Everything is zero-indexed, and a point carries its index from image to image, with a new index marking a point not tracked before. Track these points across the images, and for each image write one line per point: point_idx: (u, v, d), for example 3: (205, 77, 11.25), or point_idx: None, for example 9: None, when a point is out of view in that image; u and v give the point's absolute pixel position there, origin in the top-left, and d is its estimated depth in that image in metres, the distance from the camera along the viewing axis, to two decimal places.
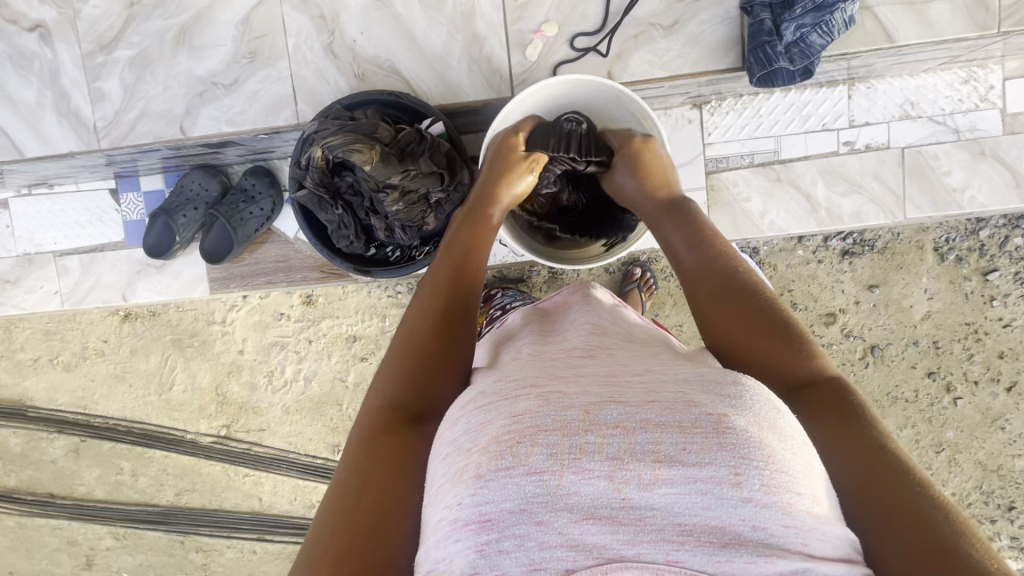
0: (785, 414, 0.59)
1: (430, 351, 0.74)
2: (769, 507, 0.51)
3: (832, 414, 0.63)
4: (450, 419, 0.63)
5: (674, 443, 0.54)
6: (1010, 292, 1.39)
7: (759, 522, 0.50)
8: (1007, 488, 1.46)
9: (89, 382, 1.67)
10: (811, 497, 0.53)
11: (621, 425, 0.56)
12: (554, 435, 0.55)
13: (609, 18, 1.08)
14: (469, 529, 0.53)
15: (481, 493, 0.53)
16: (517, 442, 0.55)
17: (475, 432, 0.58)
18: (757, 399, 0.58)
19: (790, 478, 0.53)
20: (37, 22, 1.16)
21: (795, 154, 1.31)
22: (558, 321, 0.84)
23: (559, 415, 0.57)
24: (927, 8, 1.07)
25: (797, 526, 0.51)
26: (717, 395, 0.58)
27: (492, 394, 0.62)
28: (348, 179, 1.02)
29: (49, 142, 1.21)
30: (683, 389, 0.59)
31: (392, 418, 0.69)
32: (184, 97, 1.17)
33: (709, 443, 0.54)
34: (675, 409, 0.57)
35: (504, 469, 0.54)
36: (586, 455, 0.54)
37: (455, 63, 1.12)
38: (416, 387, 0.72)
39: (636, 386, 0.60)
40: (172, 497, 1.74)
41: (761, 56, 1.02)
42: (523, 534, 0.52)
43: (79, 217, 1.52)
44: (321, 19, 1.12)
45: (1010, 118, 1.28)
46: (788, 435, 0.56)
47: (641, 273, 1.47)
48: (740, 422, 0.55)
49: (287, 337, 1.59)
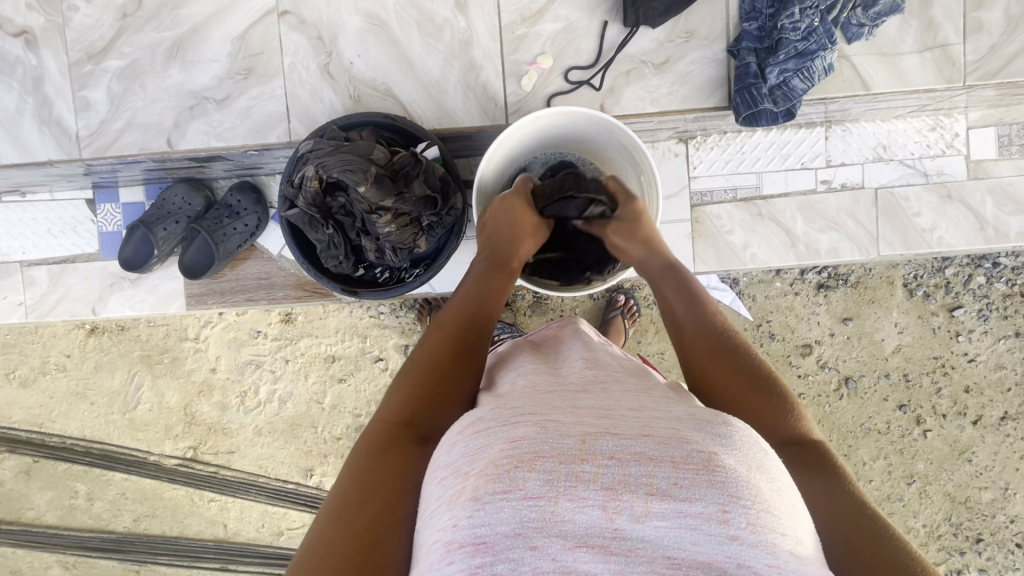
0: (772, 457, 0.59)
1: (445, 373, 0.74)
2: (755, 545, 0.50)
3: (808, 464, 0.65)
4: (446, 444, 0.62)
5: (665, 477, 0.54)
6: (974, 329, 1.45)
7: (745, 560, 0.50)
8: (974, 520, 1.50)
9: (47, 399, 1.59)
10: (793, 536, 0.53)
11: (615, 456, 0.56)
12: (551, 461, 0.55)
13: (603, 53, 1.11)
14: (464, 552, 0.51)
15: (477, 516, 0.52)
16: (515, 466, 0.55)
17: (473, 455, 0.58)
18: (745, 440, 0.58)
19: (775, 518, 0.53)
20: (23, 28, 1.14)
21: (775, 190, 1.36)
22: (553, 354, 0.84)
23: (556, 443, 0.57)
24: (900, 59, 1.12)
25: (782, 566, 0.50)
26: (710, 433, 0.58)
27: (491, 419, 0.61)
28: (340, 199, 1.00)
29: (29, 149, 1.17)
30: (675, 425, 0.59)
31: (400, 434, 0.68)
32: (173, 110, 1.15)
33: (699, 479, 0.53)
34: (668, 444, 0.56)
35: (500, 492, 0.53)
36: (580, 483, 0.54)
37: (451, 89, 1.14)
38: (421, 408, 0.71)
39: (630, 419, 0.60)
40: (130, 524, 1.64)
41: (747, 97, 1.07)
42: (516, 558, 0.51)
43: (51, 226, 1.47)
44: (319, 40, 1.12)
45: (974, 164, 1.35)
46: (775, 477, 0.57)
47: (625, 300, 1.49)
48: (729, 461, 0.55)
49: (263, 355, 1.55)
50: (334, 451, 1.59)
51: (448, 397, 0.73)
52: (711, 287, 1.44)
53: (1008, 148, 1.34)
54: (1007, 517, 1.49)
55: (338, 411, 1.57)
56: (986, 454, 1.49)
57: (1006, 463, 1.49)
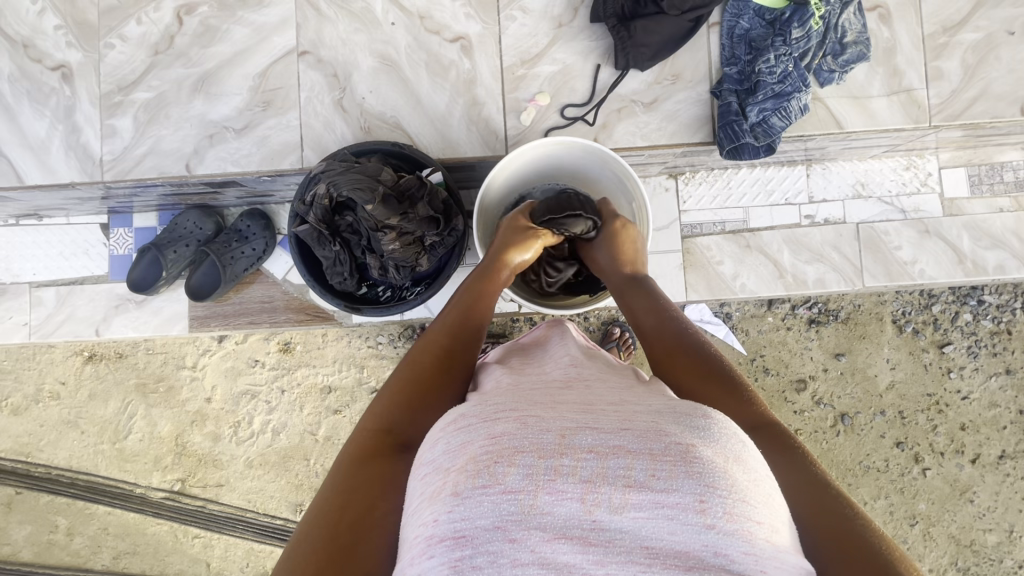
0: (749, 446, 0.61)
1: (428, 382, 0.77)
2: (731, 534, 0.52)
3: (774, 448, 0.66)
4: (428, 440, 0.63)
5: (643, 469, 0.55)
6: (965, 365, 1.48)
7: (721, 548, 0.51)
8: (981, 565, 1.48)
9: (37, 428, 1.58)
10: (770, 525, 0.55)
11: (594, 449, 0.57)
12: (530, 456, 0.56)
13: (596, 93, 1.21)
14: (444, 545, 0.53)
15: (457, 510, 0.54)
16: (495, 461, 0.56)
17: (453, 451, 0.59)
18: (724, 433, 0.60)
19: (751, 507, 0.54)
20: (61, 63, 1.23)
21: (762, 224, 1.43)
22: (538, 353, 0.88)
23: (536, 438, 0.58)
24: (870, 101, 1.21)
25: (756, 553, 0.52)
26: (688, 426, 0.60)
27: (473, 415, 0.62)
28: (348, 218, 1.05)
29: (53, 172, 1.24)
30: (653, 418, 0.61)
31: (383, 441, 0.70)
32: (194, 138, 1.23)
33: (677, 470, 0.55)
34: (647, 437, 0.58)
35: (479, 487, 0.54)
36: (560, 477, 0.55)
37: (455, 123, 1.22)
38: (408, 415, 0.73)
39: (611, 414, 0.61)
40: (110, 561, 1.59)
41: (729, 131, 1.16)
42: (495, 551, 0.52)
43: (63, 249, 1.51)
44: (334, 77, 1.22)
45: (948, 202, 1.42)
46: (752, 467, 0.58)
47: (621, 333, 1.53)
48: (707, 453, 0.57)
49: (259, 385, 1.56)
50: None
51: (430, 403, 0.75)
52: (705, 320, 1.46)
53: (978, 187, 1.42)
54: (1014, 562, 1.47)
55: (332, 443, 1.56)
56: (987, 495, 1.48)
57: (1008, 504, 1.48)
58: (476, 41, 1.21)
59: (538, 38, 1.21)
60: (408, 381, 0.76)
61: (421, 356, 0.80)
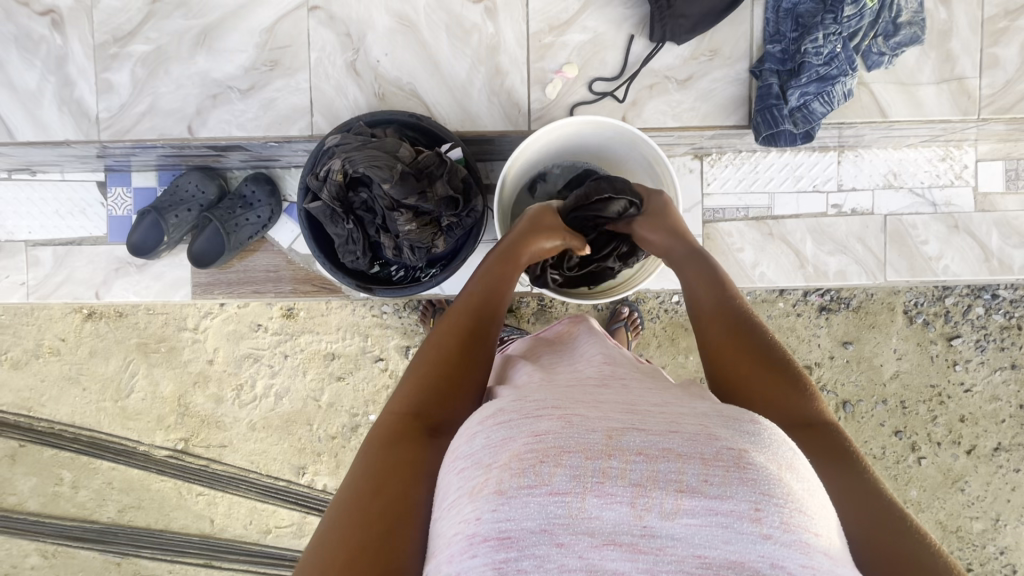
0: (800, 455, 0.59)
1: (454, 369, 0.75)
2: (789, 545, 0.50)
3: (823, 451, 0.65)
4: (467, 434, 0.62)
5: (695, 474, 0.53)
6: (972, 359, 1.47)
7: (778, 560, 0.50)
8: (963, 550, 1.52)
9: (38, 382, 1.57)
10: (826, 537, 0.53)
11: (643, 452, 0.55)
12: (577, 457, 0.55)
13: (628, 66, 1.13)
14: (488, 545, 0.51)
15: (502, 511, 0.52)
16: (540, 460, 0.54)
17: (495, 447, 0.57)
18: (774, 439, 0.58)
19: (808, 518, 0.52)
20: (50, 7, 1.14)
21: (786, 211, 1.38)
22: (570, 347, 0.87)
23: (582, 438, 0.56)
24: (917, 89, 1.14)
25: (815, 567, 0.50)
26: (739, 431, 0.58)
27: (512, 411, 0.61)
28: (362, 195, 0.99)
29: (46, 129, 1.16)
30: (701, 422, 0.59)
31: (412, 425, 0.68)
32: (196, 98, 1.15)
33: (731, 477, 0.53)
34: (697, 441, 0.56)
35: (526, 487, 0.53)
36: (608, 479, 0.53)
37: (476, 93, 1.15)
38: (438, 402, 0.72)
39: (657, 416, 0.59)
40: (114, 514, 1.61)
41: (767, 117, 1.09)
42: (542, 554, 0.51)
43: (59, 207, 1.45)
44: (347, 36, 1.13)
45: (980, 197, 1.37)
46: (804, 476, 0.56)
47: (629, 312, 1.50)
48: (759, 459, 0.55)
49: (262, 349, 1.53)
50: (328, 451, 1.57)
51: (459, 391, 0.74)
52: None
53: (1014, 182, 1.37)
54: (997, 548, 1.51)
55: (335, 410, 1.56)
56: (979, 484, 1.50)
57: (997, 494, 1.50)
58: (501, 3, 1.12)
59: (569, 3, 1.12)
60: (434, 367, 0.75)
61: (446, 340, 0.78)
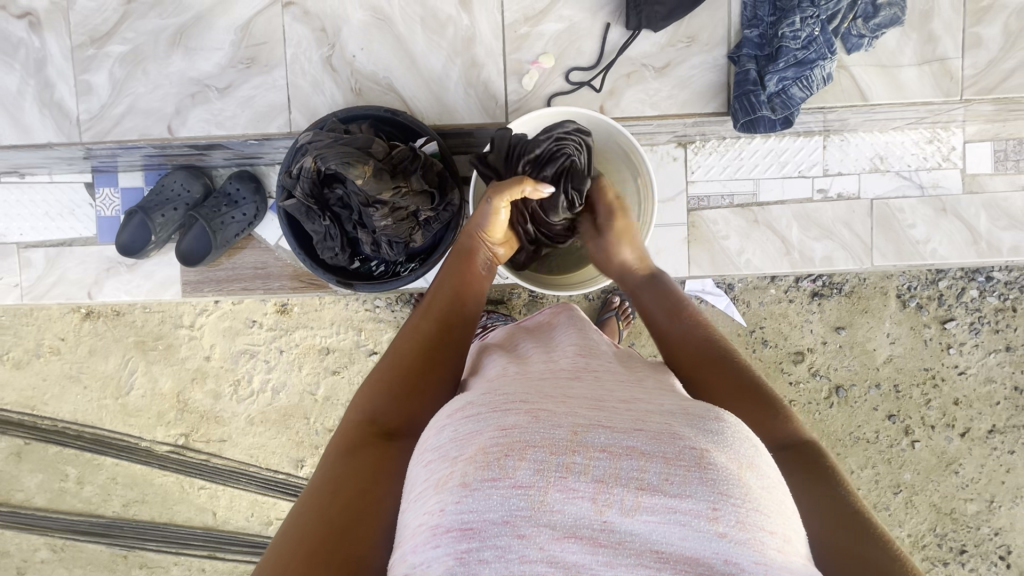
0: (762, 452, 0.59)
1: (418, 375, 0.76)
2: (742, 543, 0.51)
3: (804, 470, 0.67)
4: (435, 427, 0.63)
5: (657, 473, 0.54)
6: (964, 341, 1.46)
7: (731, 556, 0.50)
8: (959, 531, 1.52)
9: (40, 382, 1.60)
10: (782, 535, 0.53)
11: (607, 449, 0.56)
12: (542, 451, 0.55)
13: (604, 55, 1.12)
14: (450, 536, 0.52)
15: (465, 502, 0.52)
16: (505, 454, 0.55)
17: (462, 440, 0.58)
18: (737, 436, 0.58)
19: (764, 516, 0.53)
20: (27, 10, 1.14)
21: (772, 197, 1.37)
22: (545, 338, 0.87)
23: (548, 433, 0.57)
24: (899, 71, 1.13)
25: (768, 564, 0.50)
26: (702, 430, 0.58)
27: (481, 404, 0.61)
28: (338, 191, 1.00)
29: (28, 132, 1.17)
30: (668, 420, 0.59)
31: (369, 431, 0.70)
32: (174, 97, 1.15)
33: (691, 476, 0.53)
34: (661, 440, 0.56)
35: (489, 479, 0.53)
36: (571, 475, 0.54)
37: (452, 86, 1.14)
38: (400, 405, 0.74)
39: (624, 413, 0.60)
40: (119, 509, 1.65)
41: (745, 103, 1.08)
42: (503, 546, 0.51)
43: (50, 209, 1.47)
44: (322, 32, 1.13)
45: (970, 178, 1.36)
46: (764, 474, 0.57)
47: (619, 302, 1.50)
48: (721, 459, 0.55)
49: (257, 345, 1.55)
50: (325, 443, 1.60)
51: (425, 392, 0.76)
52: (706, 292, 1.44)
53: (1003, 163, 1.35)
54: (991, 530, 1.51)
55: (331, 403, 1.57)
56: (973, 467, 1.50)
57: (992, 476, 1.50)
58: None
59: None
60: (400, 370, 0.77)
61: (410, 348, 0.79)
